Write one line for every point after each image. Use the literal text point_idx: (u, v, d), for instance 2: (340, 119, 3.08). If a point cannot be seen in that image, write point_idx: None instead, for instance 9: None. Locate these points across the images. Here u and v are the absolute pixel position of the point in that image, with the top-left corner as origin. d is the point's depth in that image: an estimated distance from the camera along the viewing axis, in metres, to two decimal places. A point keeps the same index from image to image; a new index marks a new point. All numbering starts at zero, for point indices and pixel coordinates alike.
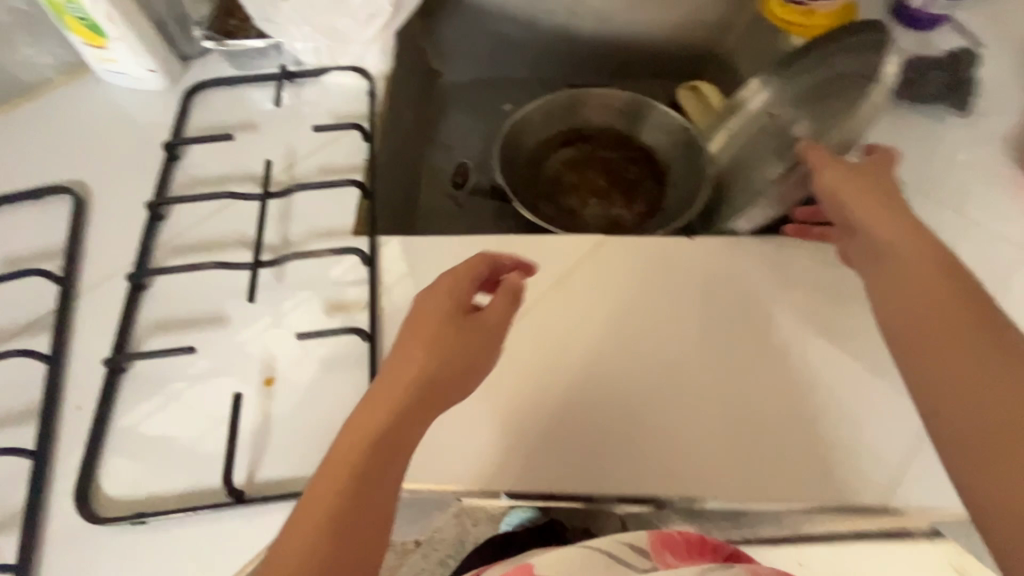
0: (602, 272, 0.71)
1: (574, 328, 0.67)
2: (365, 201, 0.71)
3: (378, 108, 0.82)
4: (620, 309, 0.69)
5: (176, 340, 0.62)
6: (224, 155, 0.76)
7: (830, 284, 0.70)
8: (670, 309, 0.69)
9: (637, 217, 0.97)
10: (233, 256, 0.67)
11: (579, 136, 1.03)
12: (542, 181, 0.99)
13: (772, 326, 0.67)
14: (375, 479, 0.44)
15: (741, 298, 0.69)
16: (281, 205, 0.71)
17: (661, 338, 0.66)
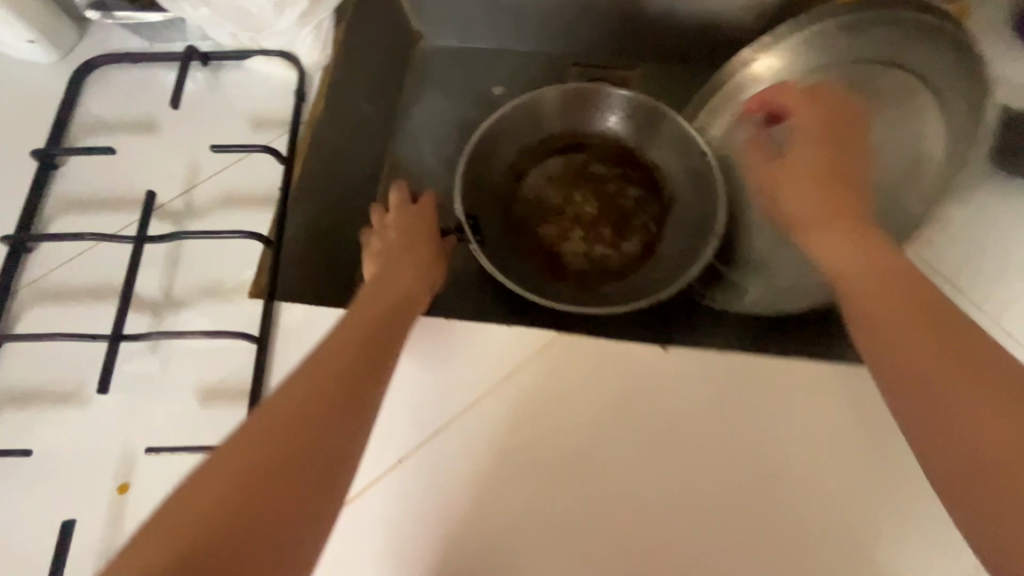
0: (546, 381, 0.56)
1: (506, 439, 0.54)
2: (270, 251, 0.58)
3: (307, 113, 0.66)
4: (570, 418, 0.55)
5: (23, 422, 0.52)
6: (114, 166, 0.62)
7: (839, 428, 0.54)
8: (631, 428, 0.55)
9: (623, 260, 0.80)
10: (104, 314, 0.56)
11: (571, 144, 0.84)
12: (519, 201, 0.83)
13: (753, 471, 0.53)
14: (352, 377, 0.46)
15: (720, 428, 0.55)
16: (167, 249, 0.58)
17: (613, 460, 0.54)
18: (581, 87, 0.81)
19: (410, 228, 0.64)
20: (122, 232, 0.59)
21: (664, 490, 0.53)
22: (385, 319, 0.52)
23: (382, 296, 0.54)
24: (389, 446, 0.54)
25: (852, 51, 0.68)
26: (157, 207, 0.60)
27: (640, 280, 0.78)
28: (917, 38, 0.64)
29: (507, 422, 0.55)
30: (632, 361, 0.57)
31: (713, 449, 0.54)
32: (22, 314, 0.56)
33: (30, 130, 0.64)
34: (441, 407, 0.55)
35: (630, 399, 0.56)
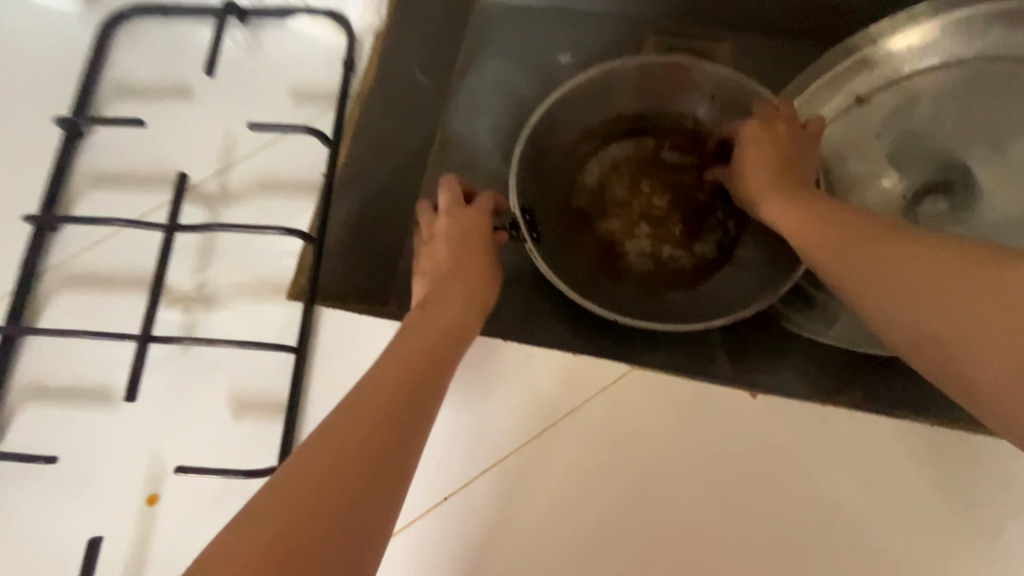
0: (610, 422, 0.49)
1: (566, 480, 0.49)
2: (312, 246, 0.52)
3: (357, 86, 0.59)
4: (637, 462, 0.49)
5: (51, 420, 0.49)
6: (143, 138, 0.56)
7: (946, 501, 0.48)
8: (705, 480, 0.49)
9: (694, 264, 0.71)
10: (131, 307, 0.51)
11: (642, 125, 0.73)
12: (578, 190, 0.73)
13: (840, 539, 0.47)
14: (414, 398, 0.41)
15: (807, 488, 0.48)
16: (199, 238, 0.53)
17: (683, 514, 0.48)
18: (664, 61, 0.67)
19: (457, 238, 0.56)
20: (154, 216, 0.54)
21: (737, 553, 0.48)
22: (442, 340, 0.46)
23: (438, 317, 0.48)
24: (431, 478, 0.49)
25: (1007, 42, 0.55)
26: (190, 189, 0.55)
27: (712, 290, 0.69)
28: None
29: (562, 467, 0.49)
30: (710, 407, 0.50)
31: (795, 513, 0.48)
32: (48, 301, 0.52)
33: (53, 89, 0.57)
34: (495, 438, 0.50)
35: (706, 447, 0.49)
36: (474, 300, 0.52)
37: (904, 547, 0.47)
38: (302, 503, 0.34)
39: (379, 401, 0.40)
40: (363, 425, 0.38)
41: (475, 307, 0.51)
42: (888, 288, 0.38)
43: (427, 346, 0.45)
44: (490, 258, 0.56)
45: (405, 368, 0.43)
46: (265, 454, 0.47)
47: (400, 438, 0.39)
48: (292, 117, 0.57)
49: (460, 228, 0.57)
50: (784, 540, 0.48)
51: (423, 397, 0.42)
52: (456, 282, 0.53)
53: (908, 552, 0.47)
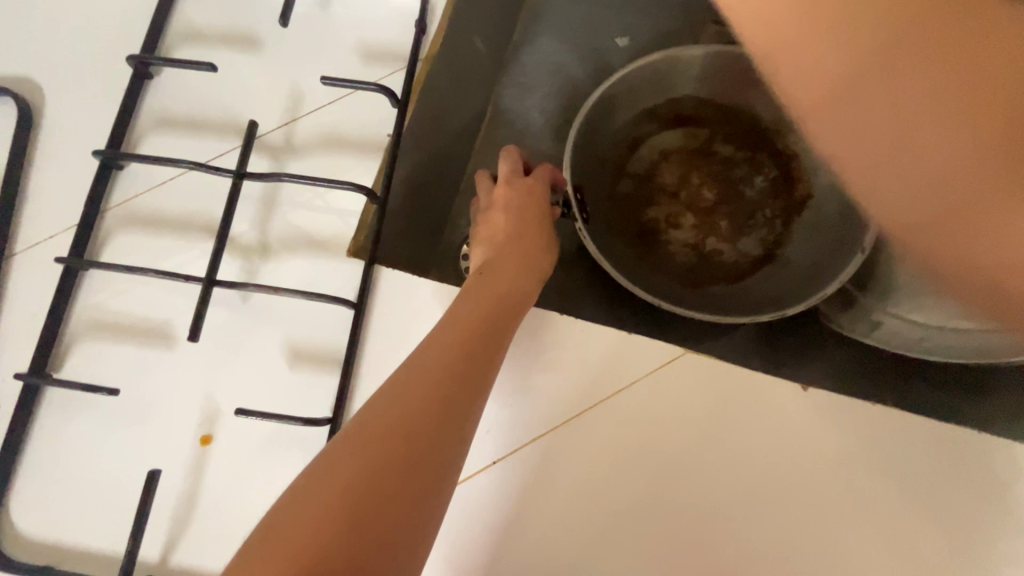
0: (659, 402, 0.50)
1: (609, 455, 0.49)
2: (375, 205, 0.52)
3: (427, 50, 0.58)
4: (682, 445, 0.50)
5: (110, 355, 0.49)
6: (210, 84, 0.56)
7: (983, 504, 0.48)
8: (747, 466, 0.49)
9: (738, 260, 0.71)
10: (195, 251, 0.52)
11: (698, 117, 0.72)
12: (627, 176, 0.73)
13: (875, 533, 0.48)
14: (486, 359, 0.42)
15: (846, 482, 0.49)
16: (262, 189, 0.53)
17: (723, 498, 0.49)
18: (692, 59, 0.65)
19: (515, 207, 0.56)
20: (218, 163, 0.54)
21: (773, 540, 0.48)
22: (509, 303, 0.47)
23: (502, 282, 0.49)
24: (480, 442, 0.50)
25: None
26: (257, 138, 0.55)
27: (760, 286, 0.68)
28: None
29: (612, 440, 0.50)
30: (762, 395, 0.50)
31: (833, 504, 0.49)
32: (112, 238, 0.52)
33: (122, 26, 0.57)
34: (544, 411, 0.50)
35: (750, 434, 0.50)
36: (534, 268, 0.52)
37: (939, 544, 0.48)
38: (389, 451, 0.34)
39: (437, 363, 0.39)
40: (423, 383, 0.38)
41: (534, 277, 0.51)
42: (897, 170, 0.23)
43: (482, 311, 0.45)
44: (547, 228, 0.56)
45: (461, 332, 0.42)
46: (320, 405, 0.48)
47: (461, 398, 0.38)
48: (363, 75, 0.57)
49: (518, 198, 0.57)
50: (821, 529, 0.48)
51: (481, 360, 0.42)
52: (514, 250, 0.52)
53: (942, 551, 0.48)
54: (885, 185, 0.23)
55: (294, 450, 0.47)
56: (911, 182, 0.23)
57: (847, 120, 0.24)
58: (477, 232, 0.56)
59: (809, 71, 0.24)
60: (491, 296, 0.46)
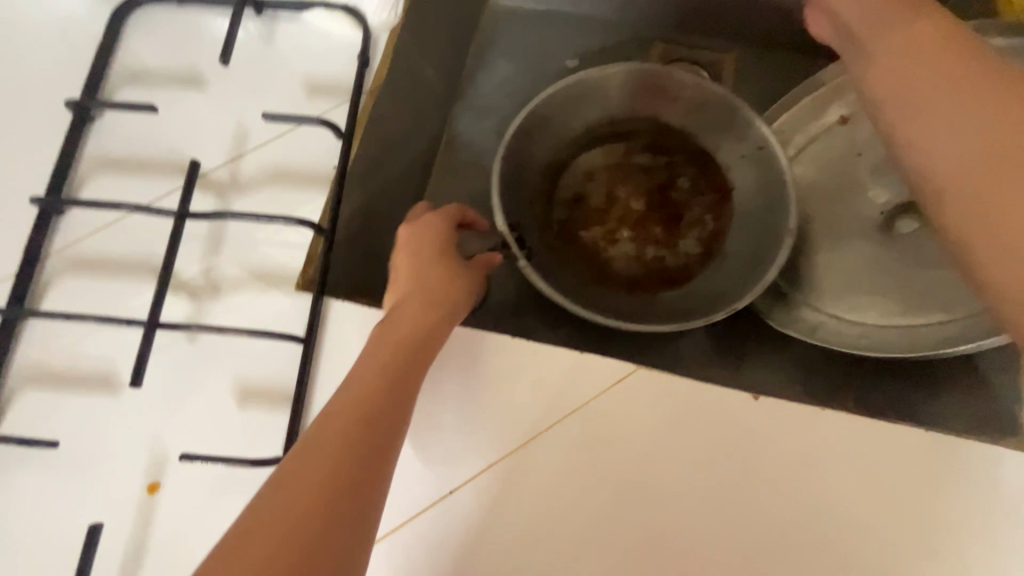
0: (615, 419, 0.50)
1: (566, 477, 0.49)
2: (322, 237, 0.52)
3: (371, 81, 0.58)
4: (640, 463, 0.49)
5: (52, 405, 0.48)
6: (153, 125, 0.56)
7: (942, 504, 0.48)
8: (706, 480, 0.49)
9: (681, 263, 0.70)
10: (138, 293, 0.51)
11: (612, 132, 0.73)
12: (560, 202, 0.73)
13: (837, 541, 0.48)
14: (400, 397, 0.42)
15: (806, 490, 0.49)
16: (208, 227, 0.53)
17: (684, 515, 0.48)
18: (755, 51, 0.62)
19: (429, 243, 0.52)
20: (161, 203, 0.54)
21: (736, 555, 0.47)
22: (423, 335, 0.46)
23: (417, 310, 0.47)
24: (437, 471, 0.49)
25: None
26: (201, 176, 0.55)
27: (703, 284, 0.68)
28: None
29: (569, 461, 0.49)
30: (716, 406, 0.50)
31: (794, 514, 0.48)
32: (52, 284, 0.51)
33: (62, 71, 0.57)
34: (499, 437, 0.49)
35: (708, 447, 0.49)
36: (451, 306, 0.49)
37: (902, 549, 0.47)
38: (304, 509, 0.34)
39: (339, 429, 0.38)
40: (325, 452, 0.37)
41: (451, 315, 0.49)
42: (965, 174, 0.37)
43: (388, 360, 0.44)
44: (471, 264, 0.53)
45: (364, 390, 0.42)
46: (270, 443, 0.47)
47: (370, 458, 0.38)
48: (307, 108, 0.57)
49: (430, 232, 0.53)
50: (783, 540, 0.48)
51: (391, 413, 0.41)
52: (425, 290, 0.49)
53: (906, 555, 0.47)
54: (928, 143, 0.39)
55: (244, 493, 0.46)
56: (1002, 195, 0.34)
57: (952, 135, 0.38)
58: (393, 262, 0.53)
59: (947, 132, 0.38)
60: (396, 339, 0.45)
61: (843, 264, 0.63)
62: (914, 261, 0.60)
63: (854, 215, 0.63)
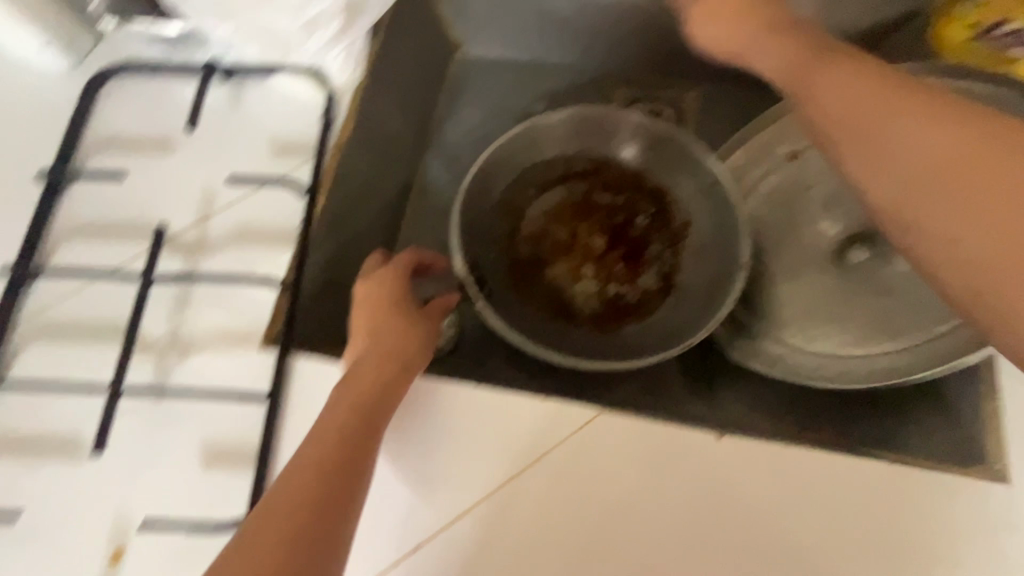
0: (580, 464, 0.50)
1: (534, 526, 0.48)
2: (287, 293, 0.53)
3: (335, 139, 0.60)
4: (607, 508, 0.49)
5: (16, 474, 0.48)
6: (123, 191, 0.58)
7: (912, 537, 0.47)
8: (675, 523, 0.48)
9: (642, 297, 0.71)
10: (104, 357, 0.51)
11: (572, 173, 0.75)
12: (520, 240, 0.73)
13: None
14: (361, 451, 0.44)
15: (777, 531, 0.48)
16: (175, 288, 0.54)
17: (655, 560, 0.48)
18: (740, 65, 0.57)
19: (384, 300, 0.53)
20: (128, 267, 0.55)
21: None
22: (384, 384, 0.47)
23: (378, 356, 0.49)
24: (404, 525, 0.49)
25: None
26: (169, 239, 0.56)
27: (666, 319, 0.69)
28: None
29: (536, 509, 0.49)
30: (680, 446, 0.50)
31: (766, 555, 0.47)
32: (20, 352, 0.52)
33: (37, 144, 0.59)
34: (467, 488, 0.49)
35: (675, 488, 0.49)
36: (407, 360, 0.49)
37: None
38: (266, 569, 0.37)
39: (289, 504, 0.40)
40: (275, 530, 0.39)
41: (406, 370, 0.49)
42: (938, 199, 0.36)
43: (340, 422, 0.45)
44: (427, 316, 0.54)
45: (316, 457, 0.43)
46: (234, 505, 0.47)
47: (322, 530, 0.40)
48: (273, 168, 0.59)
49: (385, 287, 0.54)
50: None
51: (344, 478, 0.42)
52: (380, 347, 0.49)
53: None
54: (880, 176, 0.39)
55: (205, 558, 0.46)
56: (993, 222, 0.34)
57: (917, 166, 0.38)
58: (353, 316, 0.54)
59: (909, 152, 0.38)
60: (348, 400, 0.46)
61: (798, 294, 0.65)
62: (867, 289, 0.62)
63: (806, 247, 0.65)
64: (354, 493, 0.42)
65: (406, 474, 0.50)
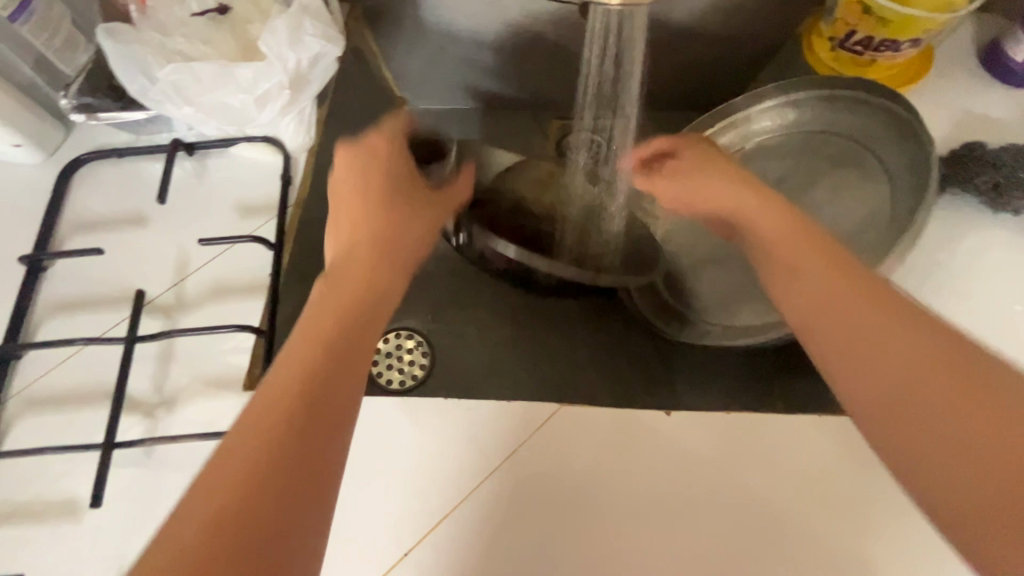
0: (547, 450, 0.55)
1: (515, 510, 0.53)
2: (263, 339, 0.58)
3: (295, 195, 0.66)
4: (576, 485, 0.54)
5: (14, 541, 0.50)
6: (100, 265, 0.62)
7: (850, 480, 0.53)
8: (642, 490, 0.53)
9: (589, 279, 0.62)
10: (93, 420, 0.55)
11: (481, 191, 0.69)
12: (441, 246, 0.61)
13: (768, 525, 0.52)
14: (360, 344, 0.40)
15: (729, 484, 0.53)
16: (157, 347, 0.58)
17: (627, 524, 0.52)
18: (636, 61, 0.60)
19: (373, 171, 0.53)
20: (110, 334, 0.59)
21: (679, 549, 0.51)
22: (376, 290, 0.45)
23: (361, 259, 0.47)
24: (393, 533, 0.52)
25: (813, 116, 0.66)
26: (148, 303, 0.60)
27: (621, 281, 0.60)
28: (859, 116, 0.64)
29: (514, 498, 0.53)
30: (638, 426, 0.56)
31: (722, 508, 0.53)
32: (10, 428, 0.55)
33: (16, 234, 0.64)
34: (451, 486, 0.54)
35: (637, 460, 0.55)
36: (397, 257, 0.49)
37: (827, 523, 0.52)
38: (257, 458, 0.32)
39: (274, 407, 0.34)
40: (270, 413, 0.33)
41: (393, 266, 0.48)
42: (898, 400, 0.34)
43: (328, 325, 0.39)
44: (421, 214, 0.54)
45: (304, 361, 0.36)
46: None
47: (321, 435, 0.34)
48: (240, 229, 0.64)
49: (373, 165, 0.53)
50: (717, 532, 0.52)
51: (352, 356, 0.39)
52: (378, 220, 0.50)
53: (830, 530, 0.52)
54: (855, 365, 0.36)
55: None
56: (935, 428, 0.32)
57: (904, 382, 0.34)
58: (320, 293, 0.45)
59: (862, 345, 0.36)
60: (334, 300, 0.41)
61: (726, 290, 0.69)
62: None
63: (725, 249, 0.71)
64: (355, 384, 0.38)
65: (394, 480, 0.54)
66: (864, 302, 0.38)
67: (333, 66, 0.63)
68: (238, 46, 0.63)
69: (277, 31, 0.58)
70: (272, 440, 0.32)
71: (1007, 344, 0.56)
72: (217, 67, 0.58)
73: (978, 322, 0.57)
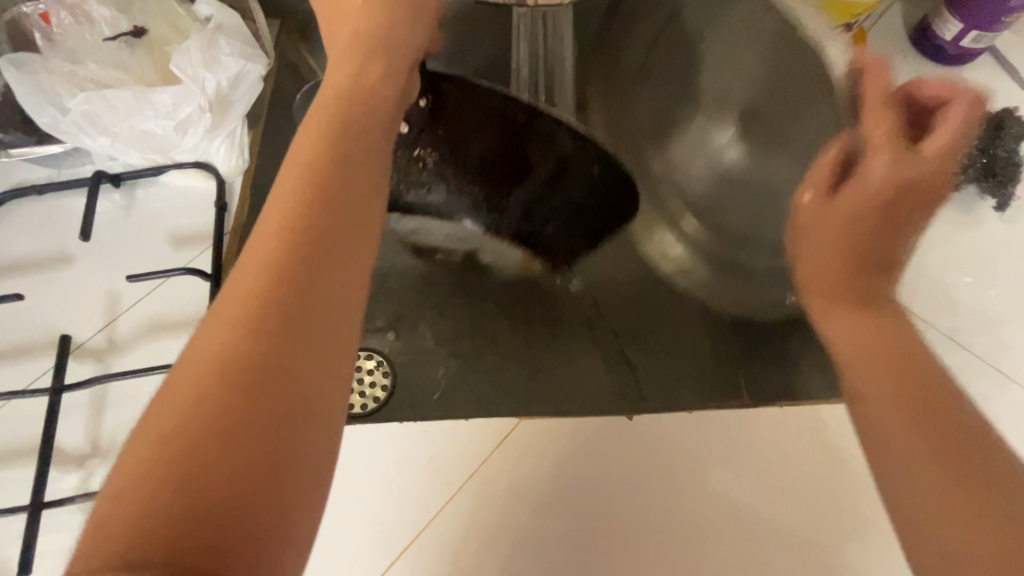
0: (525, 458, 0.57)
1: (495, 523, 0.54)
2: None
3: (231, 222, 0.63)
4: (553, 493, 0.55)
5: None
6: (22, 310, 0.58)
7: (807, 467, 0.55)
8: (616, 491, 0.55)
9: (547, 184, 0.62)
10: (20, 480, 0.51)
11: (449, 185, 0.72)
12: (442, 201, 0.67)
13: (737, 515, 0.54)
14: (309, 308, 0.32)
15: (696, 478, 0.56)
16: (88, 395, 0.54)
17: (603, 526, 0.54)
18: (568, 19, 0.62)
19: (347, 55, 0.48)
20: (35, 384, 0.55)
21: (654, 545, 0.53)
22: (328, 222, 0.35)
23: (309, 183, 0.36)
24: (371, 555, 0.53)
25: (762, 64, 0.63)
26: (76, 348, 0.57)
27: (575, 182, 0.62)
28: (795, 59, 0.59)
29: (493, 513, 0.55)
30: (600, 430, 0.58)
31: (690, 504, 0.55)
32: None
33: None
34: (430, 503, 0.55)
35: (612, 463, 0.57)
36: (360, 154, 0.39)
37: (790, 509, 0.54)
38: (173, 476, 0.26)
39: (204, 403, 0.28)
40: (190, 419, 0.28)
41: (355, 191, 0.37)
42: (926, 493, 0.36)
43: (251, 291, 0.31)
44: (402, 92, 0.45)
45: (241, 308, 0.31)
46: None
47: (252, 432, 0.28)
48: (174, 261, 0.61)
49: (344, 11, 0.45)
50: (689, 530, 0.54)
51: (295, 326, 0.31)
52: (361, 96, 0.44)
53: (790, 517, 0.54)
54: (893, 453, 0.39)
55: None
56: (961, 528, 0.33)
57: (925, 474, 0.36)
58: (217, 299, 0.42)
59: (897, 434, 0.39)
60: (281, 221, 0.34)
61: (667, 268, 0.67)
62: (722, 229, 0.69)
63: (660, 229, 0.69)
64: (308, 366, 0.30)
65: (370, 501, 0.55)
66: (918, 399, 0.40)
67: (257, 85, 0.61)
68: (156, 70, 0.59)
69: (192, 51, 0.56)
70: (192, 452, 0.27)
71: (943, 324, 0.58)
72: (133, 94, 0.55)
73: (915, 301, 0.59)
